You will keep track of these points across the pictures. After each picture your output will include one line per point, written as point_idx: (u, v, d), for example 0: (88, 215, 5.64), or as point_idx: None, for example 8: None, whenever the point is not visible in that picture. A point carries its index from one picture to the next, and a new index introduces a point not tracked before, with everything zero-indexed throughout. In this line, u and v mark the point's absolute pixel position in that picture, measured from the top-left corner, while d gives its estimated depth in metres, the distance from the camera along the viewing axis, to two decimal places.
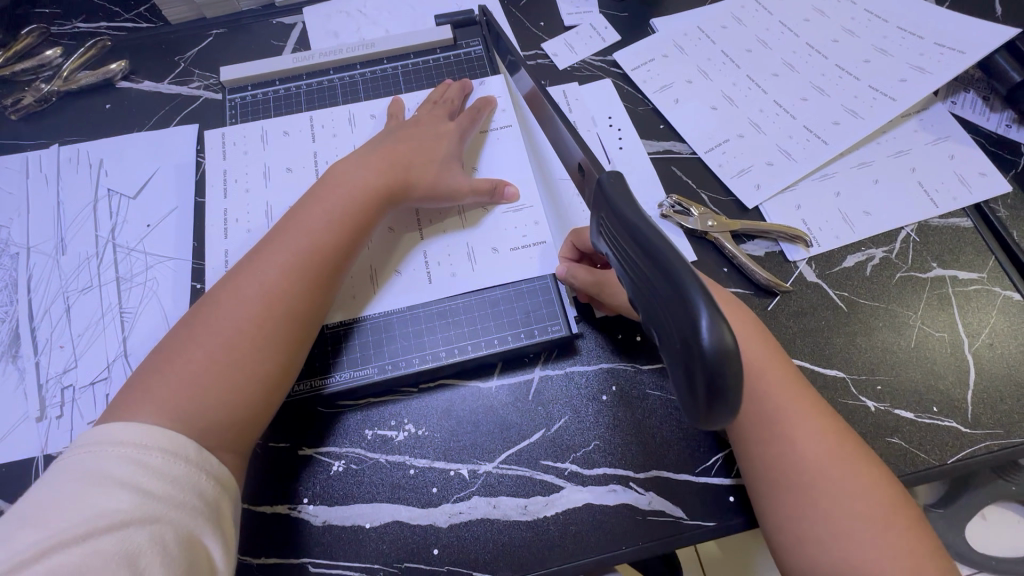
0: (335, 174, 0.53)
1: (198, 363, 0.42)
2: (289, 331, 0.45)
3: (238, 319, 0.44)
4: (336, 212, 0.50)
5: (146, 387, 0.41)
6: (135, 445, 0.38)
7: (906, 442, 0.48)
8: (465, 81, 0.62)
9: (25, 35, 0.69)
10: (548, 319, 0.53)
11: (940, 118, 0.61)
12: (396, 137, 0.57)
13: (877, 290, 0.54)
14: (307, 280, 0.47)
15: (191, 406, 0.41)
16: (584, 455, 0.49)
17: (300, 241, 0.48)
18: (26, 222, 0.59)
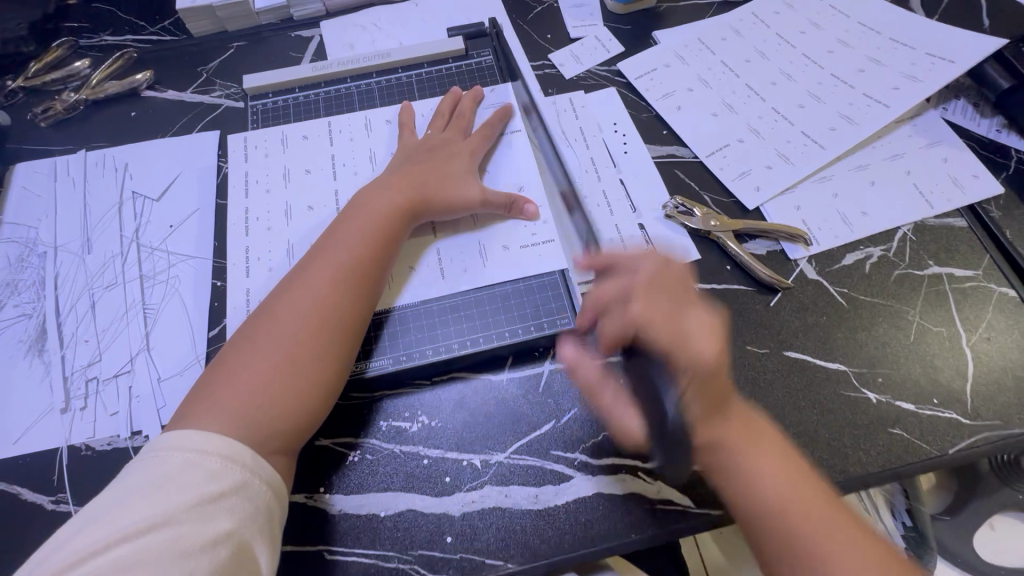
0: (366, 194, 0.56)
1: (257, 376, 0.45)
2: (339, 341, 0.48)
3: (292, 332, 0.47)
4: (373, 227, 0.53)
5: (211, 398, 0.44)
6: (197, 453, 0.40)
7: (908, 434, 0.50)
8: (476, 90, 0.65)
9: (55, 47, 0.72)
10: (559, 315, 0.54)
11: (933, 124, 0.63)
12: (416, 157, 0.59)
13: (875, 286, 0.56)
14: (351, 292, 0.49)
15: (253, 414, 0.43)
16: (593, 446, 0.50)
17: (342, 256, 0.51)
18: (54, 223, 0.61)
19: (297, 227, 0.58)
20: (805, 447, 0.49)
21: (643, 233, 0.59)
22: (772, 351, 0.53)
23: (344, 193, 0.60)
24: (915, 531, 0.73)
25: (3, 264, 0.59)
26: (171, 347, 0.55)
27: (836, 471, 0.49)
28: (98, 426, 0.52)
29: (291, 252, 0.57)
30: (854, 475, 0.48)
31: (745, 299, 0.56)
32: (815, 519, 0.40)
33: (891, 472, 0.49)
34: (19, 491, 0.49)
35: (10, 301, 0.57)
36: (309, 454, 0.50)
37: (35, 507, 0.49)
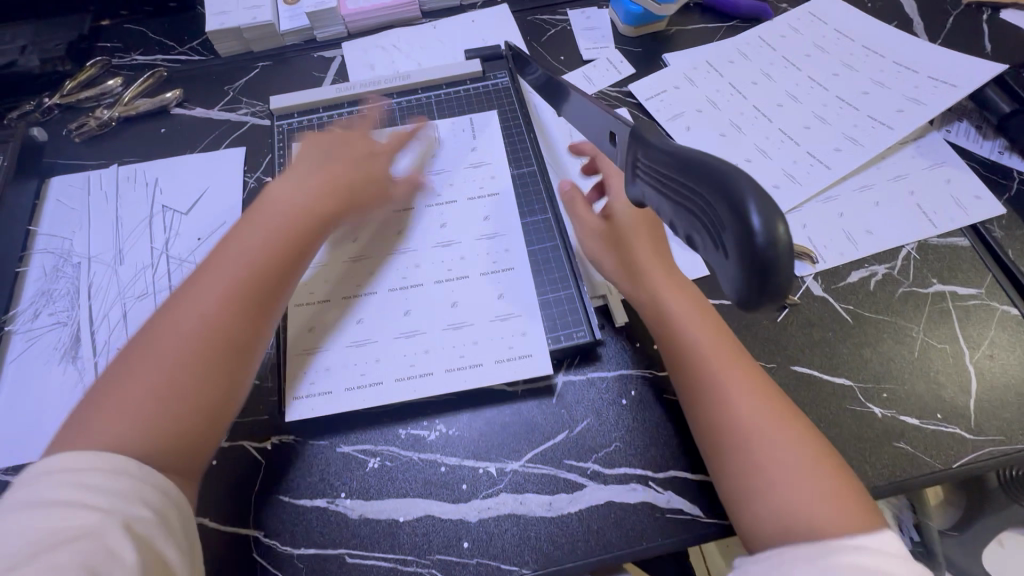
0: (269, 199, 0.55)
1: (141, 394, 0.42)
2: (229, 356, 0.46)
3: (180, 346, 0.44)
4: (275, 234, 0.52)
5: (94, 417, 0.41)
6: (74, 471, 0.38)
7: (913, 448, 0.51)
8: (417, 122, 0.68)
9: (89, 66, 0.76)
10: (528, 342, 0.55)
11: (936, 145, 0.65)
12: (337, 159, 0.60)
13: (880, 303, 0.58)
14: (243, 304, 0.47)
15: (151, 428, 0.41)
16: (605, 455, 0.52)
17: (241, 265, 0.49)
18: (87, 235, 0.64)
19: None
20: None
21: None
22: (780, 365, 0.55)
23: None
24: (922, 547, 0.77)
25: (39, 273, 0.62)
26: None
27: None
28: None
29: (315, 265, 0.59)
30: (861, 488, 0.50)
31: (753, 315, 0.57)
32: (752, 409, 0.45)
33: (897, 485, 0.50)
34: None
35: (46, 309, 0.60)
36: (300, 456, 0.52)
37: None
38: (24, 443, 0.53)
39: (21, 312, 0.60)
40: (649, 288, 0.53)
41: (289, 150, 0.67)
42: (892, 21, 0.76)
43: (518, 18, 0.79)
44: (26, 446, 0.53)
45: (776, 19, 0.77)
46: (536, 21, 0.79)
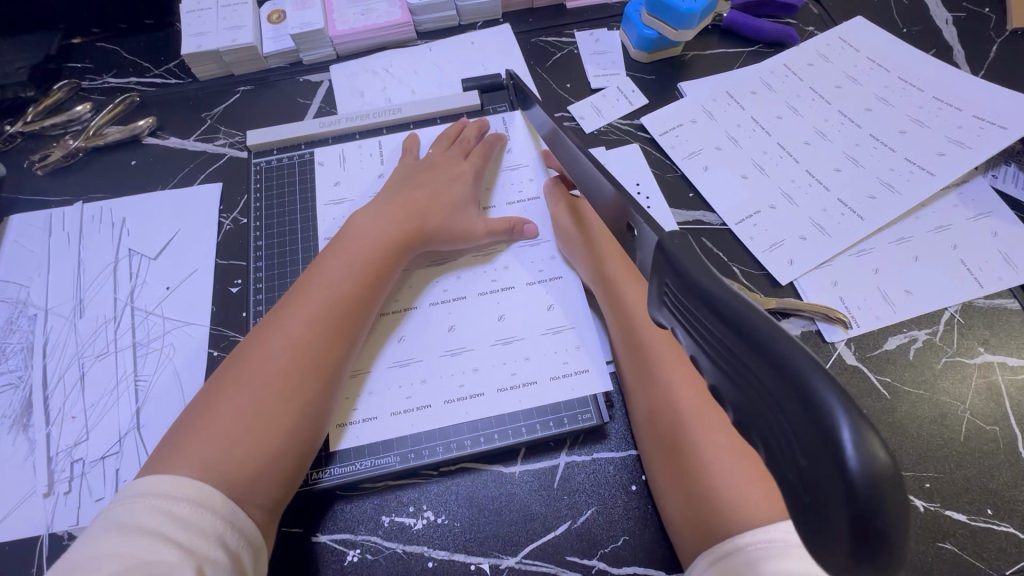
0: (354, 226, 0.53)
1: (226, 417, 0.41)
2: (316, 381, 0.45)
3: (268, 370, 0.43)
4: (364, 257, 0.50)
5: (185, 442, 0.40)
6: (165, 498, 0.37)
7: (960, 549, 0.45)
8: (482, 119, 0.63)
9: (56, 90, 0.70)
10: (588, 356, 0.52)
11: (981, 193, 0.59)
12: (414, 182, 0.57)
13: (920, 375, 0.52)
14: (331, 331, 0.46)
15: (237, 460, 0.40)
16: (612, 551, 0.46)
17: (326, 289, 0.48)
18: (46, 282, 0.59)
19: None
20: None
21: None
22: None
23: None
24: None
25: None
26: (164, 425, 0.51)
27: None
28: (82, 512, 0.48)
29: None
30: None
31: None
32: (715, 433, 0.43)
33: None
34: None
35: None
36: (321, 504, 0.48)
37: None
38: None
39: None
40: (624, 311, 0.51)
41: (269, 189, 0.62)
42: (929, 49, 0.70)
43: (522, 41, 0.73)
44: None
45: (802, 45, 0.70)
46: (541, 44, 0.73)
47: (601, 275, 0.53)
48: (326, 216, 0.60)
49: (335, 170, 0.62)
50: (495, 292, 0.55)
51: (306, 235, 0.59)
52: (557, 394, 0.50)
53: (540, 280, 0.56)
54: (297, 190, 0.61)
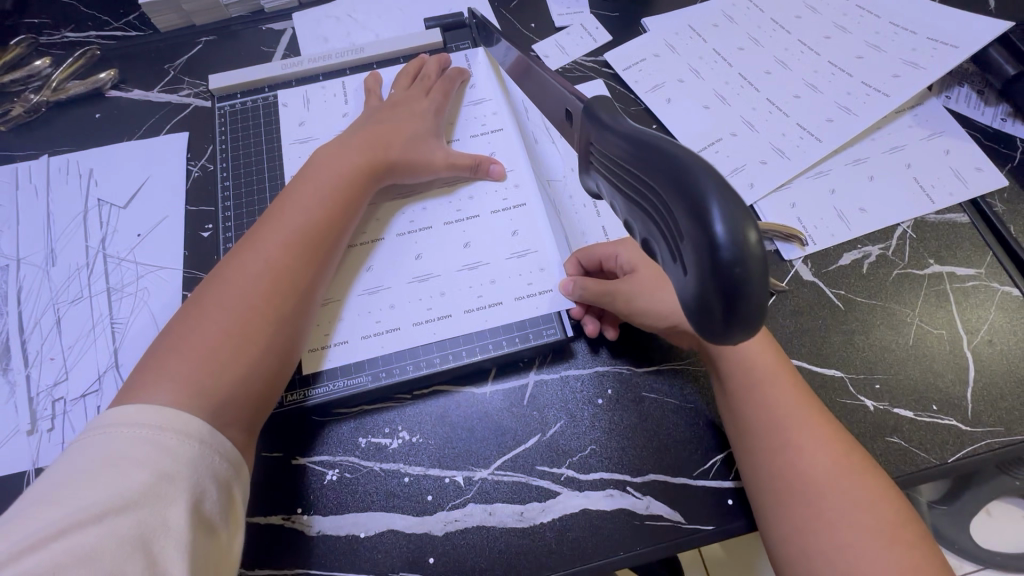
0: (321, 159, 0.53)
1: (203, 344, 0.42)
2: (292, 305, 0.46)
3: (243, 299, 0.44)
4: (332, 192, 0.51)
5: (163, 365, 0.41)
6: (149, 425, 0.38)
7: (906, 442, 0.48)
8: (442, 54, 0.64)
9: (14, 46, 0.69)
10: (553, 276, 0.53)
11: (934, 113, 0.61)
12: (376, 119, 0.57)
13: (873, 287, 0.54)
14: (306, 258, 0.48)
15: (215, 381, 0.41)
16: (580, 460, 0.48)
17: (295, 218, 0.49)
18: (16, 234, 0.59)
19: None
20: None
21: None
22: None
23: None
24: None
25: None
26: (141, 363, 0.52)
27: None
28: (66, 448, 0.50)
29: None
30: None
31: None
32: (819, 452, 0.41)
33: None
34: None
35: None
36: (299, 425, 0.50)
37: None
38: None
39: None
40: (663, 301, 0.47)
41: (234, 135, 0.62)
42: None
43: None
44: None
45: None
46: None
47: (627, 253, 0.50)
48: (293, 158, 0.60)
49: (300, 112, 0.62)
50: (459, 223, 0.56)
51: (274, 177, 0.59)
52: (522, 313, 0.52)
53: (504, 210, 0.57)
54: (262, 133, 0.61)
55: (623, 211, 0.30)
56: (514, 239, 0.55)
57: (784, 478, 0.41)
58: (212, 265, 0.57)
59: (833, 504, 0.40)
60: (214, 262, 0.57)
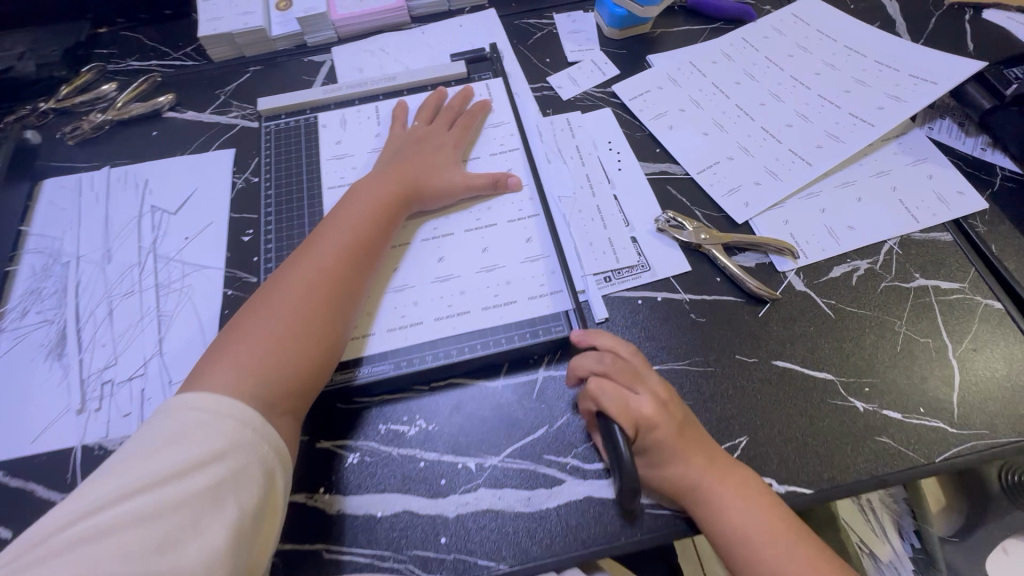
0: (359, 186, 0.60)
1: (263, 339, 0.47)
2: (334, 312, 0.51)
3: (299, 305, 0.50)
4: (369, 214, 0.57)
5: (222, 360, 0.46)
6: (211, 412, 0.42)
7: (894, 442, 0.51)
8: (466, 90, 0.70)
9: (85, 72, 0.77)
10: (559, 278, 0.58)
11: (918, 142, 0.66)
12: (407, 151, 0.64)
13: (862, 298, 0.58)
14: (347, 270, 0.53)
15: (266, 376, 0.46)
16: (585, 450, 0.51)
17: (338, 236, 0.55)
18: (77, 235, 0.65)
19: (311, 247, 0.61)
20: (792, 456, 0.51)
21: (635, 245, 0.61)
22: (761, 360, 0.55)
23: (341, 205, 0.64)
24: (922, 553, 0.77)
25: (29, 273, 0.63)
26: (183, 351, 0.57)
27: (825, 479, 0.50)
28: (111, 426, 0.54)
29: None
30: (841, 480, 0.49)
31: (733, 310, 0.58)
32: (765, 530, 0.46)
33: (878, 479, 0.49)
34: (33, 488, 0.52)
35: (34, 307, 0.61)
36: (326, 408, 0.54)
37: (49, 504, 0.51)
38: (9, 438, 0.54)
39: (10, 310, 0.61)
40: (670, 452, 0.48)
41: (275, 151, 0.69)
42: (875, 22, 0.77)
43: (506, 23, 0.81)
44: (11, 441, 0.54)
45: (759, 21, 0.78)
46: (523, 25, 0.80)
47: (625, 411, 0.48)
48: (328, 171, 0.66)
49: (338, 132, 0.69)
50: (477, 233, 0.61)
51: (311, 188, 0.66)
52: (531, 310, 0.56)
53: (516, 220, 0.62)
54: (303, 150, 0.68)
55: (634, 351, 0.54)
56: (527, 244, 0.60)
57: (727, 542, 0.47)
58: (250, 263, 0.62)
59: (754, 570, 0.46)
60: (252, 261, 0.63)
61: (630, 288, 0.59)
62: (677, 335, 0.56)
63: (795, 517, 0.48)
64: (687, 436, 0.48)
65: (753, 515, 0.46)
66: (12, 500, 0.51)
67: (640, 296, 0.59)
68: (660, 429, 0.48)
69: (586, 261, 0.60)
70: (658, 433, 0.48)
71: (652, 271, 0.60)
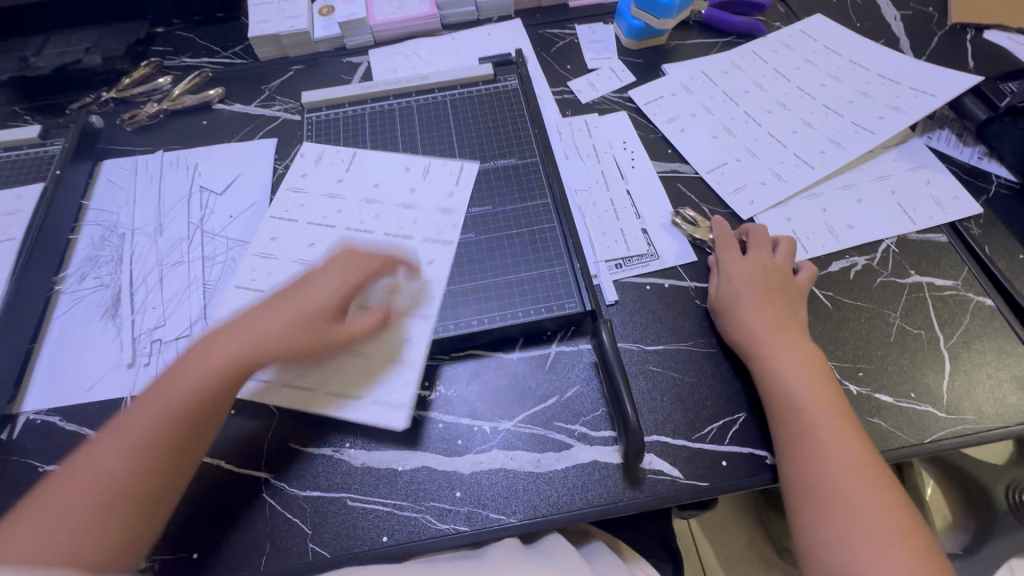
0: (258, 314, 0.52)
1: (73, 521, 0.43)
2: (171, 456, 0.47)
3: (135, 447, 0.46)
4: (243, 352, 0.50)
5: (51, 507, 0.43)
6: (26, 564, 0.40)
7: (886, 423, 0.54)
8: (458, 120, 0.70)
9: (144, 66, 0.84)
10: (435, 271, 0.61)
11: (917, 150, 0.69)
12: (336, 265, 0.55)
13: (860, 291, 0.61)
14: (205, 411, 0.48)
15: (86, 550, 0.42)
16: (592, 419, 0.55)
17: (198, 376, 0.49)
18: (133, 210, 0.71)
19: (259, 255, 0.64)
20: None
21: (645, 236, 0.66)
22: None
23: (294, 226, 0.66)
24: None
25: (87, 242, 0.69)
26: None
27: None
28: None
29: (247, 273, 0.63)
30: None
31: None
32: (853, 489, 0.46)
33: None
34: (86, 432, 0.57)
35: (92, 273, 0.67)
36: None
37: None
38: (67, 387, 0.59)
39: (69, 274, 0.67)
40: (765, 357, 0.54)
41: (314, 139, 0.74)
42: (879, 39, 0.82)
43: (531, 32, 0.87)
44: (68, 390, 0.59)
45: (769, 36, 0.83)
46: (547, 34, 0.86)
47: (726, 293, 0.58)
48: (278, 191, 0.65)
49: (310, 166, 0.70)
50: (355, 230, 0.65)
51: None
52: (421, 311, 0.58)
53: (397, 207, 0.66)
54: (341, 138, 0.73)
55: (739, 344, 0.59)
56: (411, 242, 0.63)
57: (811, 485, 0.48)
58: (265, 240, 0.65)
59: (858, 525, 0.45)
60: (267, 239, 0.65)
61: (640, 275, 0.63)
62: (682, 319, 0.60)
63: (878, 460, 0.49)
64: (794, 341, 0.54)
65: (848, 459, 0.48)
66: (67, 442, 0.56)
67: (649, 282, 0.63)
68: (753, 319, 0.55)
69: (599, 249, 0.65)
70: (760, 311, 0.56)
71: (660, 260, 0.64)
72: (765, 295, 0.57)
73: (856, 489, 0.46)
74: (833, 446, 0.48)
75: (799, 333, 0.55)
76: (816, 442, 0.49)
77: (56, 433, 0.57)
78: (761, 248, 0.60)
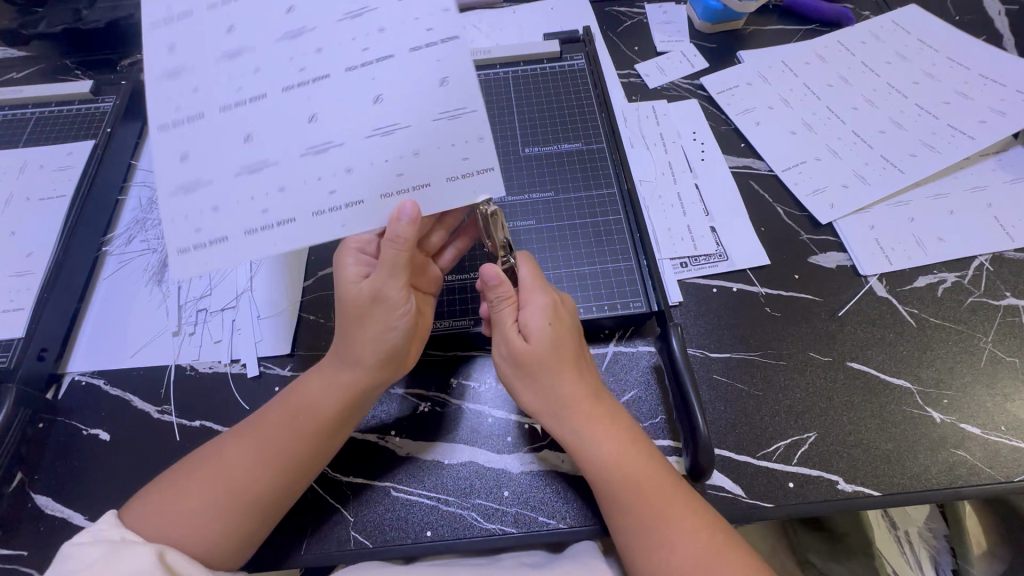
0: (322, 373, 0.48)
1: (241, 476, 0.44)
2: (298, 479, 0.46)
3: (281, 428, 0.46)
4: (339, 415, 0.47)
5: (215, 468, 0.44)
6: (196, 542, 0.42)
7: (970, 456, 0.50)
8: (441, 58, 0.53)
9: None
10: (464, 88, 0.43)
11: (1019, 161, 0.64)
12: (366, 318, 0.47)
13: (946, 310, 0.56)
14: (313, 462, 0.46)
15: (254, 490, 0.44)
16: (651, 427, 0.52)
17: (311, 431, 0.46)
18: None
19: (192, 165, 0.42)
20: (863, 457, 0.50)
21: (714, 235, 0.62)
22: (835, 360, 0.54)
23: (205, 94, 0.42)
24: None
25: (135, 204, 0.68)
26: (269, 290, 0.60)
27: (894, 485, 0.49)
28: (203, 351, 0.58)
29: (189, 192, 0.42)
30: (910, 488, 0.49)
31: (809, 309, 0.57)
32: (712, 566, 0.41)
33: (951, 490, 0.49)
34: (130, 398, 0.56)
35: (139, 236, 0.65)
36: None
37: (143, 415, 0.55)
38: (111, 351, 0.58)
39: (117, 236, 0.66)
40: (521, 379, 0.48)
41: None
42: (981, 35, 0.75)
43: (597, 9, 0.82)
44: (113, 354, 0.58)
45: (857, 26, 0.76)
46: (614, 13, 0.81)
47: (553, 362, 0.47)
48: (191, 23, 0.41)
49: (159, 31, 0.42)
50: (305, 78, 0.42)
51: None
52: (478, 157, 0.44)
53: (348, 23, 0.42)
54: None
55: (800, 368, 0.54)
56: (405, 65, 0.42)
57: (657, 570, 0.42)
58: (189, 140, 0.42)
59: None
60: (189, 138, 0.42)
61: (706, 276, 0.59)
62: (750, 326, 0.57)
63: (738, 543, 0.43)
64: (527, 373, 0.47)
65: (689, 535, 0.42)
66: (111, 407, 0.55)
67: (716, 285, 0.59)
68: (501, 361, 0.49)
69: (664, 246, 0.61)
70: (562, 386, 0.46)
71: (729, 262, 0.60)
72: (549, 347, 0.47)
73: (675, 519, 0.43)
74: (672, 524, 0.43)
75: (558, 370, 0.47)
76: (591, 465, 0.45)
77: (100, 397, 0.56)
78: (505, 306, 0.48)
